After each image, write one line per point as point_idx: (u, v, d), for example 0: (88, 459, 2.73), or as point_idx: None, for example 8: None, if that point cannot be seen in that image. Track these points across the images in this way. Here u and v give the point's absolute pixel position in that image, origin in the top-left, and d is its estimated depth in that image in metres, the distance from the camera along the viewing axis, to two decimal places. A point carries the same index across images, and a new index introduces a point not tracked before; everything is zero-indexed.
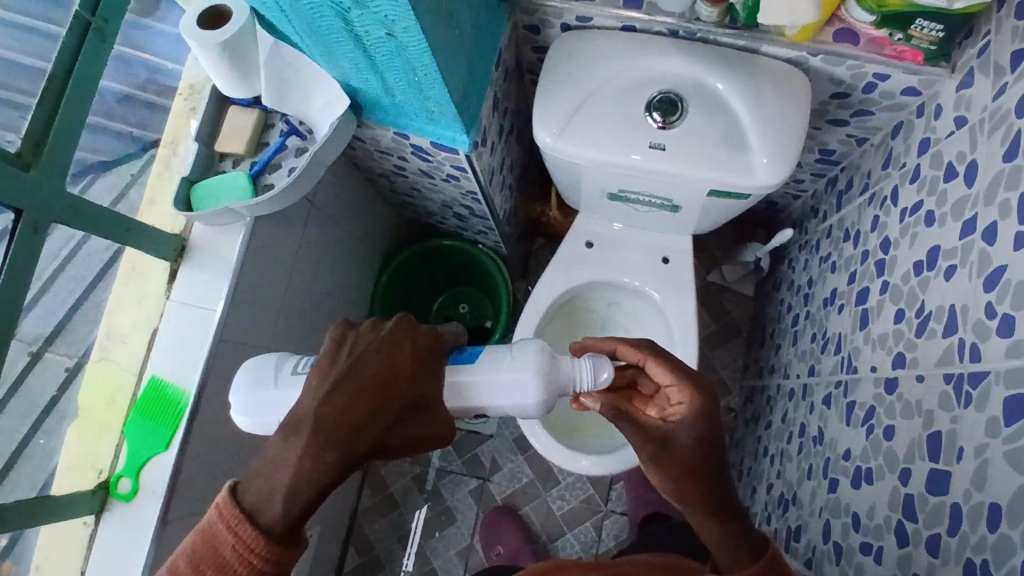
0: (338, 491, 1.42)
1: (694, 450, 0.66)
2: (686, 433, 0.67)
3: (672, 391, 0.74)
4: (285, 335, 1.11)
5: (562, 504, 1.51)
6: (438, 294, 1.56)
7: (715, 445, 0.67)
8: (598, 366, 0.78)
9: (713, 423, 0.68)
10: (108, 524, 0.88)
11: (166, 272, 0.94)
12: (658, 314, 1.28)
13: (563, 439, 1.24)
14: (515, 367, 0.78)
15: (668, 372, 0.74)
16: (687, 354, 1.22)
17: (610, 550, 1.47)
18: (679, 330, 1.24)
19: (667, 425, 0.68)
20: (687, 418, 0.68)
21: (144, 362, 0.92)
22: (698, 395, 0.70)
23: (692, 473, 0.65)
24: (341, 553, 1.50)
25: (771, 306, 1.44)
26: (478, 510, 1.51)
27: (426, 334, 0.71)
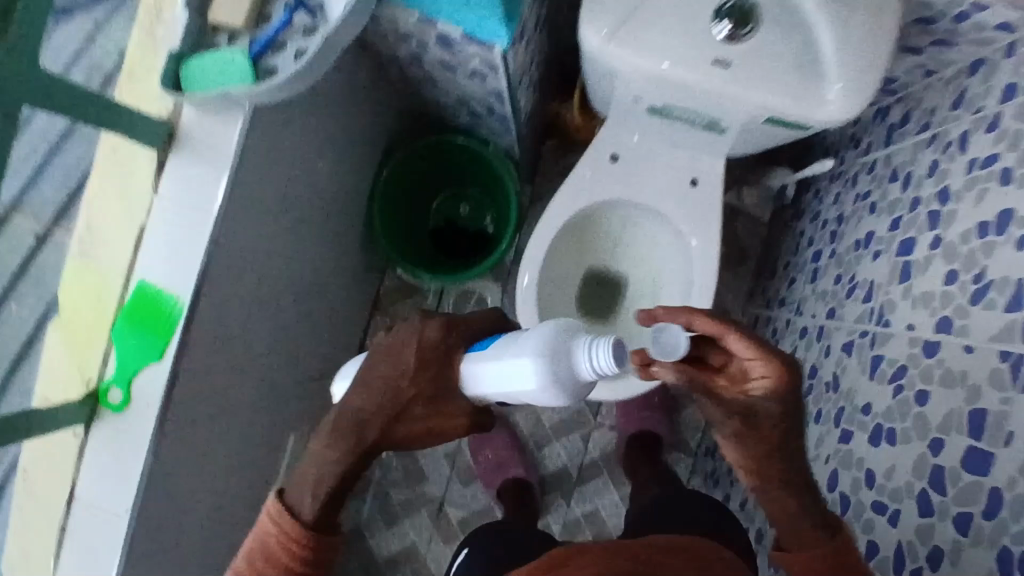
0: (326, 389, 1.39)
1: (778, 423, 0.63)
2: (771, 411, 0.61)
3: (753, 363, 0.61)
4: (284, 237, 1.02)
5: (552, 414, 1.51)
6: (439, 193, 1.47)
7: (795, 422, 0.63)
8: (679, 343, 0.63)
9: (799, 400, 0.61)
10: (98, 434, 0.81)
11: (153, 162, 0.82)
12: (679, 241, 1.22)
13: None
14: (525, 355, 0.68)
15: (750, 345, 0.60)
16: (704, 285, 1.18)
17: (594, 461, 1.50)
18: (698, 259, 1.18)
19: (751, 399, 0.62)
20: (774, 397, 0.61)
21: (131, 262, 0.82)
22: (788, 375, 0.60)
23: (772, 445, 0.64)
24: None
25: (789, 235, 1.38)
26: None
27: (432, 332, 0.72)
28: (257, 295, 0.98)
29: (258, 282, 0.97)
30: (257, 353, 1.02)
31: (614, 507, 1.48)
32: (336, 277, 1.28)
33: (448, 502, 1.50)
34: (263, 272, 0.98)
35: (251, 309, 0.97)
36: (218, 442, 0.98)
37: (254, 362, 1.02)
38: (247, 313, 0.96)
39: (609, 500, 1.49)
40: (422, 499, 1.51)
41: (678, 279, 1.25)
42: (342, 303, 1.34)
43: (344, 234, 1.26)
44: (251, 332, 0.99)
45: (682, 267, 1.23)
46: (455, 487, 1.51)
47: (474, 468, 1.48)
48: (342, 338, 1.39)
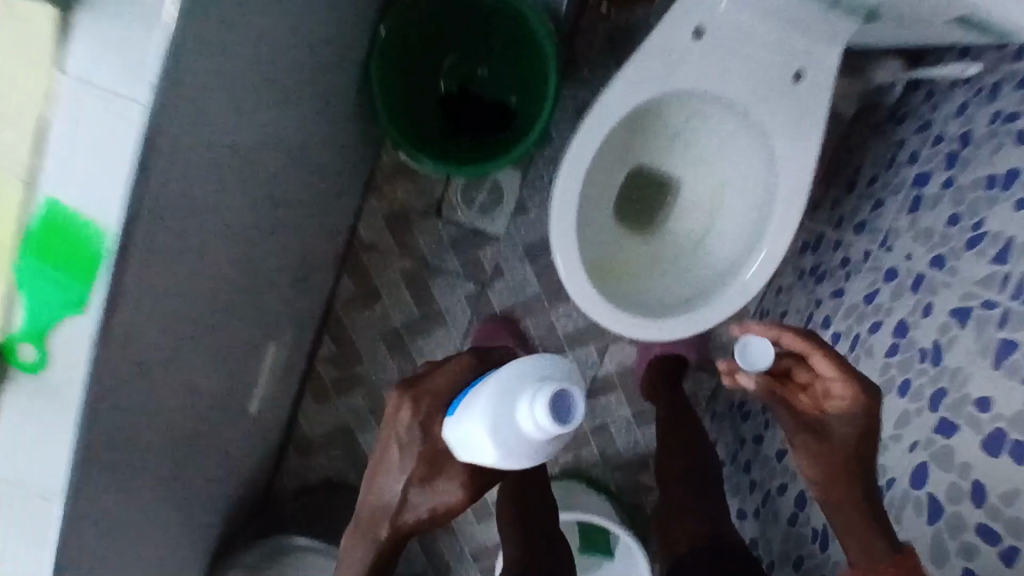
0: (306, 283, 1.20)
1: (850, 445, 0.73)
2: (843, 429, 0.73)
3: (831, 382, 0.73)
4: (252, 126, 0.75)
5: (567, 323, 1.34)
6: (454, 51, 1.19)
7: (869, 442, 0.73)
8: (765, 352, 0.76)
9: (871, 421, 0.72)
10: (10, 397, 0.62)
11: (54, 23, 0.54)
12: (761, 150, 0.98)
13: (598, 280, 1.05)
14: (475, 418, 0.69)
15: (833, 366, 0.72)
16: (786, 211, 0.95)
17: (609, 375, 1.36)
18: (784, 179, 0.95)
19: (826, 417, 0.74)
20: (846, 416, 0.73)
21: (28, 170, 0.57)
22: (864, 393, 0.71)
23: (846, 468, 0.72)
24: (314, 338, 1.35)
25: (882, 145, 1.14)
26: (472, 316, 1.33)
27: (401, 424, 0.73)
28: (213, 206, 0.73)
29: (216, 187, 0.72)
30: (213, 270, 0.80)
31: (624, 424, 1.37)
32: (322, 159, 1.03)
33: None
34: (222, 171, 0.73)
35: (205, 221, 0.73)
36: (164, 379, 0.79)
37: (211, 279, 0.80)
38: (198, 227, 0.72)
39: (620, 416, 1.37)
40: None
41: (755, 197, 1.02)
42: (327, 184, 1.11)
43: (333, 104, 0.99)
44: (205, 247, 0.75)
45: (762, 182, 1.00)
46: None
47: None
48: (323, 225, 1.17)
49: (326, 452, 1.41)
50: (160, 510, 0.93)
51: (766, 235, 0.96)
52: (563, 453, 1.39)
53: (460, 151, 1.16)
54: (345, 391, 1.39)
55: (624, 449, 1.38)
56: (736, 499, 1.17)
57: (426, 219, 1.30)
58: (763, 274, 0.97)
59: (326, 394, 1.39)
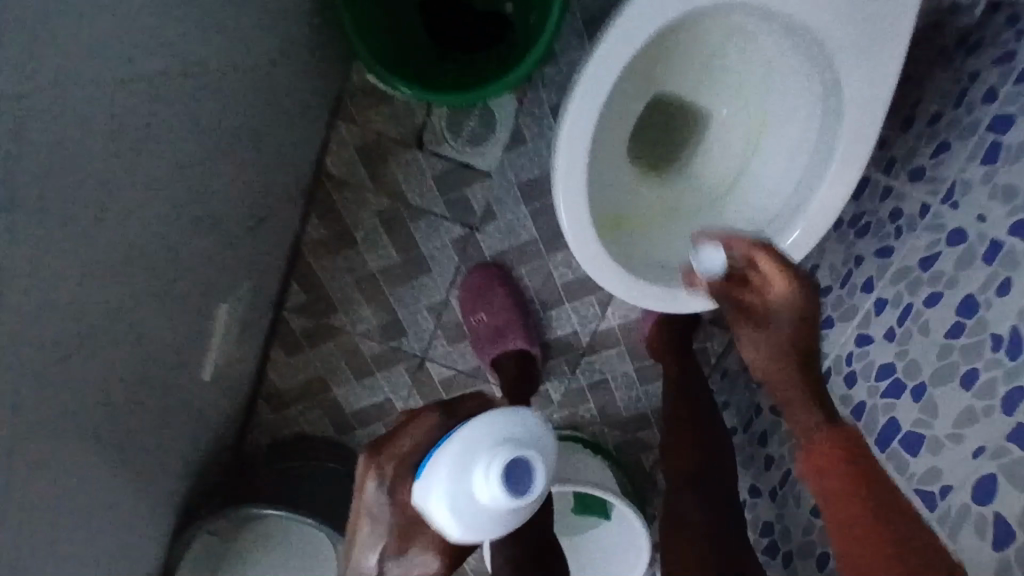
0: (261, 228, 1.05)
1: (790, 343, 0.67)
2: (782, 325, 0.67)
3: (772, 284, 0.69)
4: (119, 49, 0.56)
5: (566, 272, 1.20)
6: None
7: (811, 338, 0.67)
8: (716, 257, 0.76)
9: (811, 319, 0.67)
10: None
11: None
12: (823, 84, 0.82)
13: (613, 235, 0.89)
14: (433, 495, 0.68)
15: (773, 266, 0.70)
16: (851, 156, 0.81)
17: (611, 329, 1.22)
18: (850, 118, 0.80)
19: (766, 315, 0.69)
20: (783, 312, 0.67)
21: None
22: (800, 289, 0.67)
23: (787, 364, 0.68)
24: (281, 286, 1.21)
25: (945, 75, 0.96)
26: (459, 264, 1.19)
27: (369, 494, 0.71)
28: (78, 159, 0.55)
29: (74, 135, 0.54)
30: (104, 235, 0.63)
31: (625, 381, 1.25)
32: (251, 80, 0.83)
33: (429, 360, 1.25)
34: (76, 118, 0.53)
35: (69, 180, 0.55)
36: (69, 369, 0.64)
37: (103, 247, 0.63)
38: (60, 190, 0.54)
39: (622, 373, 1.25)
40: (399, 355, 1.25)
41: (805, 140, 0.86)
42: (269, 109, 0.92)
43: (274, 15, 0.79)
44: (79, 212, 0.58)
45: (817, 122, 0.84)
46: (439, 346, 1.24)
47: (464, 329, 1.20)
48: (270, 159, 0.98)
49: (299, 406, 1.30)
50: (99, 500, 0.82)
51: (819, 184, 0.83)
52: (558, 410, 1.28)
53: (461, 73, 1.01)
54: (318, 343, 1.25)
55: (624, 407, 1.27)
56: (749, 473, 1.06)
57: (406, 151, 1.14)
58: (813, 235, 0.84)
59: (297, 346, 1.26)
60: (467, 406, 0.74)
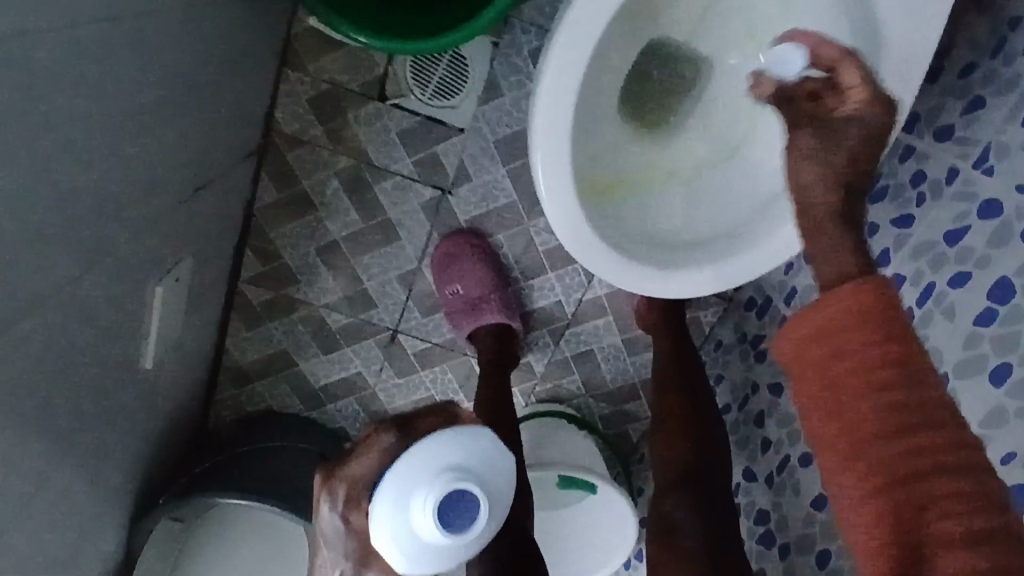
0: (212, 196, 0.93)
1: (847, 166, 0.54)
2: (850, 140, 0.54)
3: (846, 99, 0.55)
4: (10, 26, 0.43)
5: (549, 238, 1.09)
6: None
7: (866, 170, 0.55)
8: (795, 61, 0.58)
9: (874, 147, 0.55)
10: None
11: None
12: (855, 29, 0.70)
13: (597, 201, 0.78)
14: (377, 519, 0.61)
15: (860, 79, 0.55)
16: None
17: (597, 299, 1.13)
18: (890, 72, 0.68)
19: (837, 128, 0.55)
20: (857, 127, 0.54)
21: None
22: (883, 106, 0.54)
23: (839, 192, 0.54)
24: (235, 255, 1.10)
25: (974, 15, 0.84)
26: (431, 230, 1.09)
27: (327, 521, 0.62)
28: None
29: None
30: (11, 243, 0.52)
31: (612, 351, 1.17)
32: (176, 33, 0.69)
33: (402, 332, 1.16)
34: None
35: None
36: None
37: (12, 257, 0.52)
38: None
39: (609, 343, 1.16)
40: (368, 328, 1.16)
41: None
42: (206, 65, 0.79)
43: None
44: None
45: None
46: (412, 318, 1.15)
47: (440, 302, 1.11)
48: (212, 121, 0.86)
49: (263, 381, 1.21)
50: (39, 517, 0.73)
51: None
52: (541, 382, 1.20)
53: (419, 7, 0.91)
54: (280, 315, 1.15)
55: (610, 379, 1.19)
56: (743, 454, 1.00)
57: (366, 103, 1.00)
58: None
59: (257, 318, 1.16)
60: (425, 426, 0.64)
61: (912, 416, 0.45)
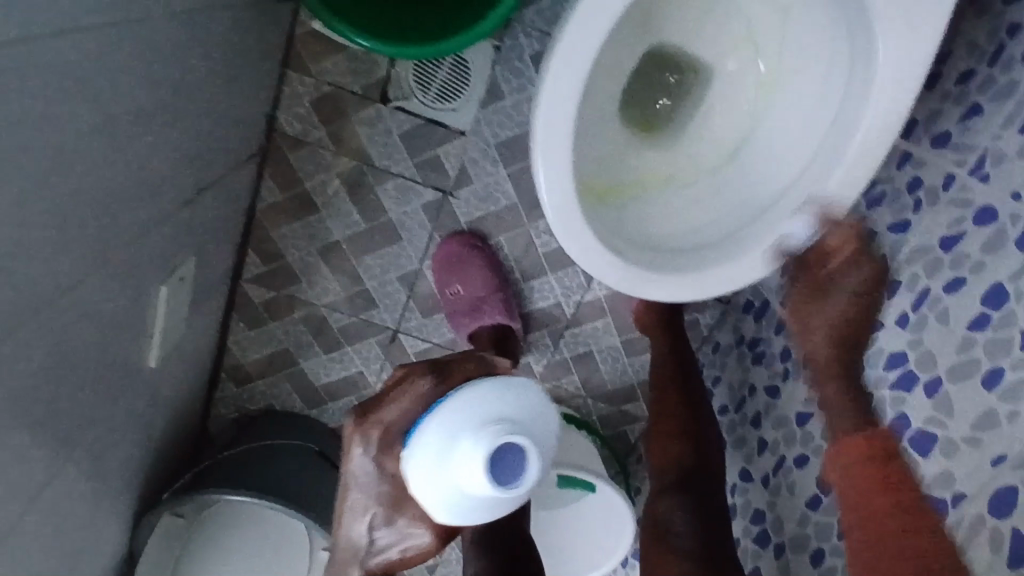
0: (215, 197, 0.94)
1: (829, 351, 0.83)
2: (818, 347, 0.84)
3: (851, 279, 0.83)
4: (20, 28, 0.44)
5: (549, 240, 1.11)
6: None
7: (861, 335, 0.82)
8: (804, 234, 0.76)
9: (851, 343, 0.82)
10: None
11: None
12: (852, 35, 0.71)
13: (595, 203, 0.79)
14: (422, 451, 0.61)
15: (858, 277, 0.83)
16: (878, 119, 0.70)
17: (596, 300, 1.14)
18: (885, 78, 0.69)
19: (839, 296, 0.84)
20: (851, 307, 0.83)
21: None
22: (861, 300, 0.82)
23: (845, 344, 0.82)
24: (237, 256, 1.11)
25: (971, 25, 0.85)
26: (432, 232, 1.10)
27: (360, 461, 0.66)
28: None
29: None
30: (20, 243, 0.52)
31: (611, 353, 1.18)
32: (181, 35, 0.70)
33: (402, 333, 1.17)
34: None
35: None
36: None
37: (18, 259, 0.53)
38: None
39: (607, 345, 1.17)
40: (369, 328, 1.16)
41: (824, 99, 0.75)
42: (211, 66, 0.80)
43: None
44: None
45: (840, 79, 0.74)
46: (413, 319, 1.16)
47: (441, 303, 1.12)
48: (217, 121, 0.86)
49: (264, 381, 1.21)
50: (45, 515, 0.74)
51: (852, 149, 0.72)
52: (540, 384, 1.20)
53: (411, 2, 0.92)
54: (281, 315, 1.16)
55: (609, 380, 1.20)
56: (739, 456, 1.01)
57: (366, 106, 1.02)
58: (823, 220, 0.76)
59: (258, 318, 1.17)
60: (462, 373, 0.66)
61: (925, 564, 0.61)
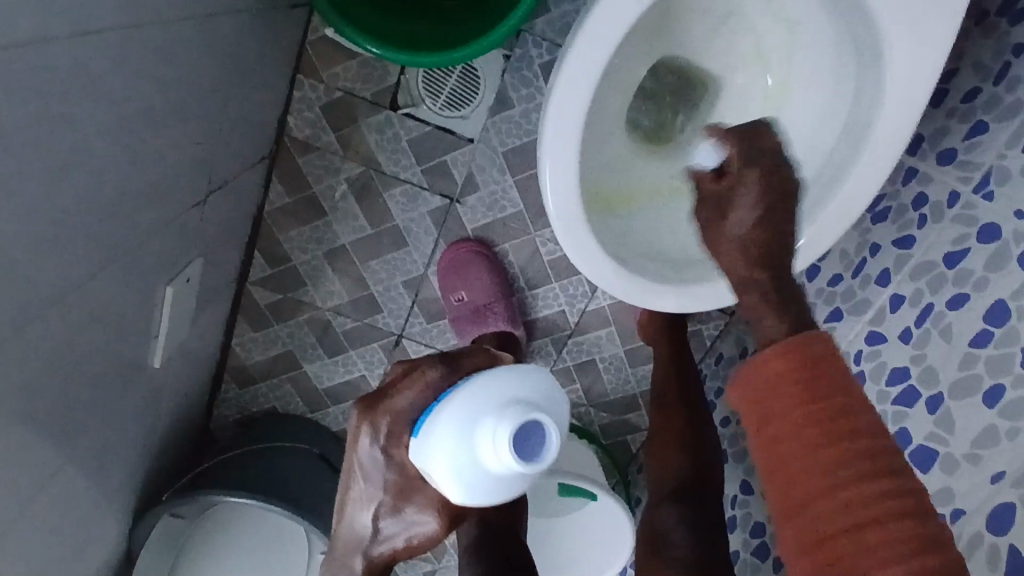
0: (224, 199, 0.95)
1: (741, 259, 0.57)
2: (726, 255, 0.58)
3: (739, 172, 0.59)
4: (32, 31, 0.45)
5: (554, 248, 1.11)
6: None
7: (778, 231, 0.57)
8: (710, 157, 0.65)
9: (773, 238, 0.56)
10: None
11: None
12: (861, 57, 0.71)
13: (601, 214, 0.79)
14: (439, 440, 0.57)
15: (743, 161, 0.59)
16: (885, 138, 0.71)
17: (600, 309, 1.14)
18: (891, 101, 0.70)
19: (726, 190, 0.60)
20: (746, 193, 0.57)
21: None
22: (757, 184, 0.57)
23: (757, 248, 0.56)
24: (244, 258, 1.12)
25: (978, 43, 0.86)
26: (438, 238, 1.11)
27: (364, 451, 0.60)
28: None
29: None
30: (33, 240, 0.53)
31: (614, 362, 1.18)
32: (194, 39, 0.71)
33: (406, 337, 1.17)
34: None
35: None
36: (2, 390, 0.56)
37: (31, 256, 0.54)
38: None
39: (611, 354, 1.17)
40: (373, 332, 1.17)
41: (833, 115, 0.76)
42: (223, 70, 0.81)
43: None
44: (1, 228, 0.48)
45: (849, 96, 0.74)
46: (417, 323, 1.16)
47: (445, 308, 1.12)
48: (226, 124, 0.87)
49: (267, 382, 1.22)
50: (47, 511, 0.74)
51: (857, 168, 0.73)
52: None
53: (420, 9, 0.94)
54: (286, 318, 1.17)
55: (612, 389, 1.20)
56: (740, 468, 1.01)
57: (378, 112, 1.03)
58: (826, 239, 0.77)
59: (262, 320, 1.17)
60: (470, 365, 0.63)
61: (869, 495, 0.45)
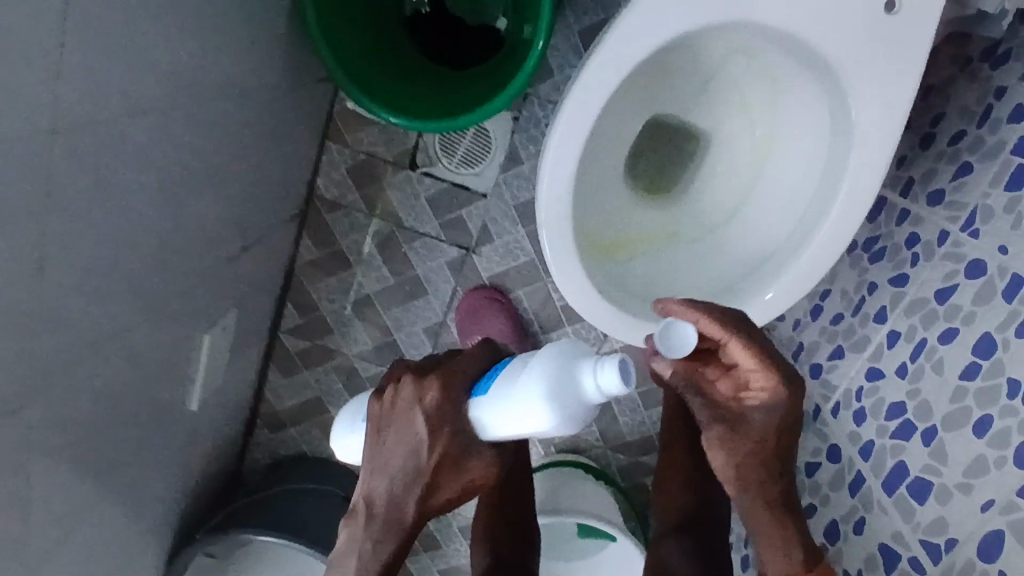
0: (257, 253, 1.04)
1: (740, 465, 0.66)
2: (719, 459, 0.66)
3: (751, 376, 0.63)
4: (87, 110, 0.54)
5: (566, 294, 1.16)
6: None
7: (784, 443, 0.65)
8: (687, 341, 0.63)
9: (776, 448, 0.65)
10: None
11: None
12: (834, 111, 0.77)
13: (599, 258, 0.84)
14: (527, 387, 0.57)
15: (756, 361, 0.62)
16: (861, 186, 0.76)
17: (613, 352, 1.18)
18: (862, 149, 0.75)
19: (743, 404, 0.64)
20: (763, 410, 0.63)
21: None
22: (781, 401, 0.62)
23: (760, 456, 0.65)
24: (277, 308, 1.20)
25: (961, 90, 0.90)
26: (455, 286, 1.17)
27: (427, 405, 0.62)
28: (43, 221, 0.53)
29: (40, 199, 0.51)
30: (83, 287, 0.61)
31: (629, 404, 1.21)
32: (232, 113, 0.81)
33: None
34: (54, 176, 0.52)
35: (34, 243, 0.53)
36: (53, 422, 0.64)
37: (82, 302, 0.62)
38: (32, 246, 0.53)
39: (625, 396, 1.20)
40: None
41: (813, 165, 0.82)
42: (256, 138, 0.90)
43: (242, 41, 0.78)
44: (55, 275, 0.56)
45: (826, 148, 0.80)
46: None
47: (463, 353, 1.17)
48: (260, 186, 0.97)
49: (296, 427, 1.28)
50: (89, 539, 0.81)
51: (838, 211, 0.77)
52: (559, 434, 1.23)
53: (435, 77, 1.04)
54: (314, 365, 1.24)
55: (628, 431, 1.22)
56: None
57: (398, 171, 1.12)
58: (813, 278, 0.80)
59: (293, 367, 1.24)
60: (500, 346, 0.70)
61: None
